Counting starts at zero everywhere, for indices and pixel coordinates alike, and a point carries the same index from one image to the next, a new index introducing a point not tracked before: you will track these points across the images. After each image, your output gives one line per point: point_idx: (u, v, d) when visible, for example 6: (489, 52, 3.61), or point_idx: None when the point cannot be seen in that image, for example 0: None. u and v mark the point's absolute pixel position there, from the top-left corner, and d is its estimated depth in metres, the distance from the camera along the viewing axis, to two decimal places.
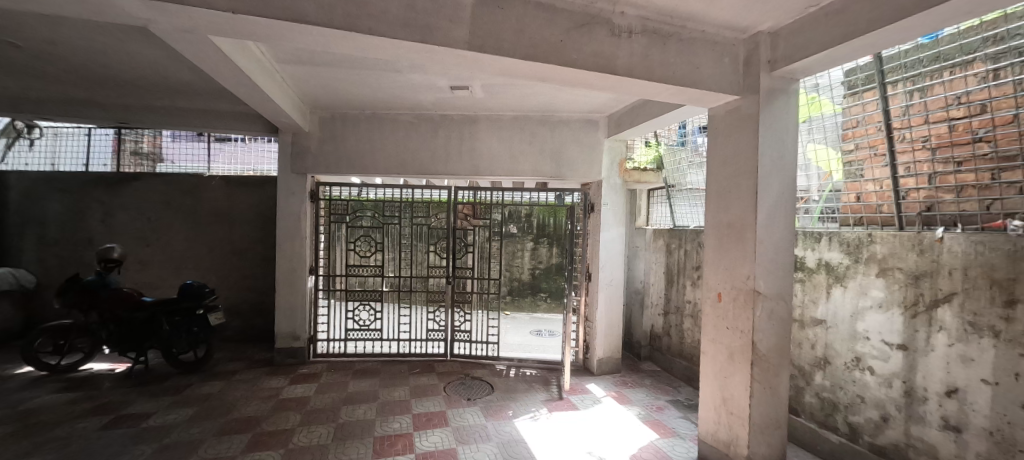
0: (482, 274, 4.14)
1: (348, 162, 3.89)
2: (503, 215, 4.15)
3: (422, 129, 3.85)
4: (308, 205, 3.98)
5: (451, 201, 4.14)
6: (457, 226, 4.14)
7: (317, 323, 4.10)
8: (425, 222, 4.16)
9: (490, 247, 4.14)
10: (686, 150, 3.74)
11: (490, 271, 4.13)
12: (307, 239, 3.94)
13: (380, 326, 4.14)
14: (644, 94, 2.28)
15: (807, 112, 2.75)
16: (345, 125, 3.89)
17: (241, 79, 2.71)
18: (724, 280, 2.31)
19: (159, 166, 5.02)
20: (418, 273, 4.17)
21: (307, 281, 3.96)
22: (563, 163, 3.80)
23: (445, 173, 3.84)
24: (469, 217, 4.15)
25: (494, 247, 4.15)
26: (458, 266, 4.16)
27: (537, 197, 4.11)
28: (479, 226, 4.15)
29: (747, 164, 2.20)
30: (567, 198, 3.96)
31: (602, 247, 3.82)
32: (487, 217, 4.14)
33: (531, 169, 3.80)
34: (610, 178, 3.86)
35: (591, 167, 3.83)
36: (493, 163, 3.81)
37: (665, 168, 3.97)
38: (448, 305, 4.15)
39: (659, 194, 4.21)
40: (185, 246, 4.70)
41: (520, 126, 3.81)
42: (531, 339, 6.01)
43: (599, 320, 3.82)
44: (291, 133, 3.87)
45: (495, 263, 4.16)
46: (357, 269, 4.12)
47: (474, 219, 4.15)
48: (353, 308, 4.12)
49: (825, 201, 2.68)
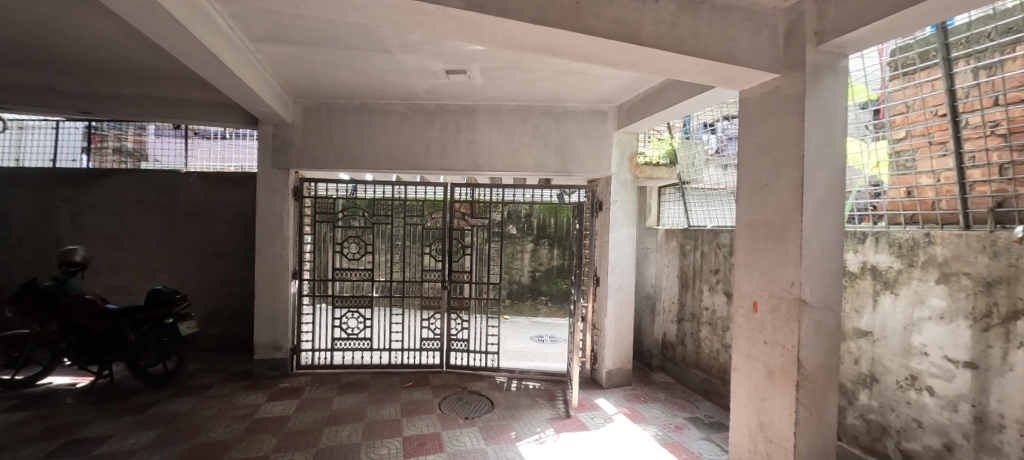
0: (481, 278, 3.83)
1: (335, 156, 3.56)
2: (503, 215, 3.84)
3: (415, 121, 3.53)
4: (291, 203, 3.64)
5: (447, 199, 3.82)
6: (454, 227, 3.82)
7: (301, 331, 3.77)
8: (419, 223, 3.84)
9: (489, 250, 3.83)
10: (701, 144, 3.42)
11: (490, 275, 3.82)
12: (290, 240, 3.61)
13: (370, 334, 3.81)
14: (670, 73, 1.98)
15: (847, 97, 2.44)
16: (332, 116, 3.56)
17: (207, 58, 2.38)
18: (762, 286, 2.01)
19: (144, 165, 4.65)
20: (411, 278, 3.84)
21: (289, 286, 3.62)
22: (569, 157, 3.48)
23: (441, 168, 3.52)
24: (466, 217, 3.83)
25: (494, 249, 3.84)
26: (455, 270, 3.84)
27: (540, 195, 3.79)
28: (477, 227, 3.83)
29: (789, 153, 1.89)
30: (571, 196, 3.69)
31: (611, 249, 3.49)
32: (486, 217, 3.83)
33: (534, 164, 3.49)
34: (620, 174, 3.53)
35: (599, 161, 3.50)
36: (493, 157, 3.50)
37: (678, 163, 3.65)
38: (445, 312, 3.83)
39: (671, 191, 3.89)
40: (159, 248, 4.35)
41: (521, 117, 3.49)
42: (532, 346, 5.71)
43: (608, 328, 3.49)
44: (273, 124, 3.55)
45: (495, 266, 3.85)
46: (345, 272, 3.80)
47: (472, 219, 3.83)
48: (341, 315, 3.79)
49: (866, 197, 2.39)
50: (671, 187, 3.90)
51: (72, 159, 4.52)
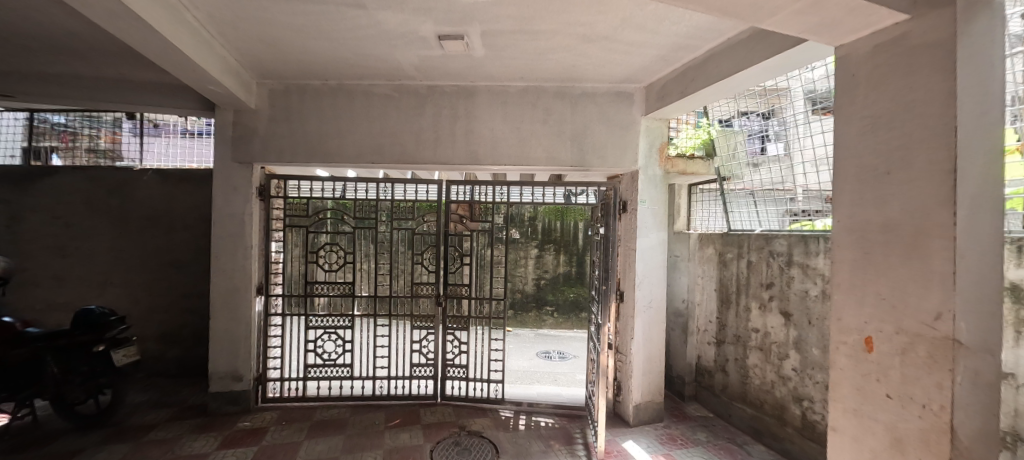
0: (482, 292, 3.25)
1: (307, 148, 2.96)
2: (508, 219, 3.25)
3: (403, 105, 2.94)
4: (256, 205, 3.04)
5: (441, 200, 3.23)
6: (450, 233, 3.24)
7: (269, 357, 3.16)
8: (409, 228, 3.24)
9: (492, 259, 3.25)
10: (743, 133, 2.91)
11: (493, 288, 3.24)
12: (254, 249, 3.01)
13: (350, 360, 3.20)
14: (753, 14, 1.39)
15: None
16: (304, 99, 2.97)
17: (121, 12, 1.80)
18: (882, 317, 1.43)
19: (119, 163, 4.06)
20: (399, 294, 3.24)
21: (253, 304, 3.02)
22: (588, 148, 2.89)
23: (434, 161, 2.93)
24: (464, 221, 3.24)
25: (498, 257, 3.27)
26: (450, 283, 3.25)
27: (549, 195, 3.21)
28: (476, 232, 3.25)
29: (931, 126, 1.31)
30: (580, 199, 3.18)
31: (639, 258, 2.89)
32: (488, 221, 3.23)
33: (545, 157, 2.90)
34: (649, 168, 2.93)
35: (624, 154, 2.89)
36: (496, 149, 2.91)
37: (717, 155, 3.09)
38: (439, 333, 3.23)
39: (709, 189, 3.34)
40: (108, 258, 3.74)
41: (530, 100, 2.91)
42: (538, 365, 5.11)
43: (636, 353, 2.89)
44: (233, 109, 2.96)
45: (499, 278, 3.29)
46: (321, 287, 3.19)
47: (472, 223, 3.24)
48: (315, 338, 3.18)
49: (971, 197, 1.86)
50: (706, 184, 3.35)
51: (9, 155, 3.92)
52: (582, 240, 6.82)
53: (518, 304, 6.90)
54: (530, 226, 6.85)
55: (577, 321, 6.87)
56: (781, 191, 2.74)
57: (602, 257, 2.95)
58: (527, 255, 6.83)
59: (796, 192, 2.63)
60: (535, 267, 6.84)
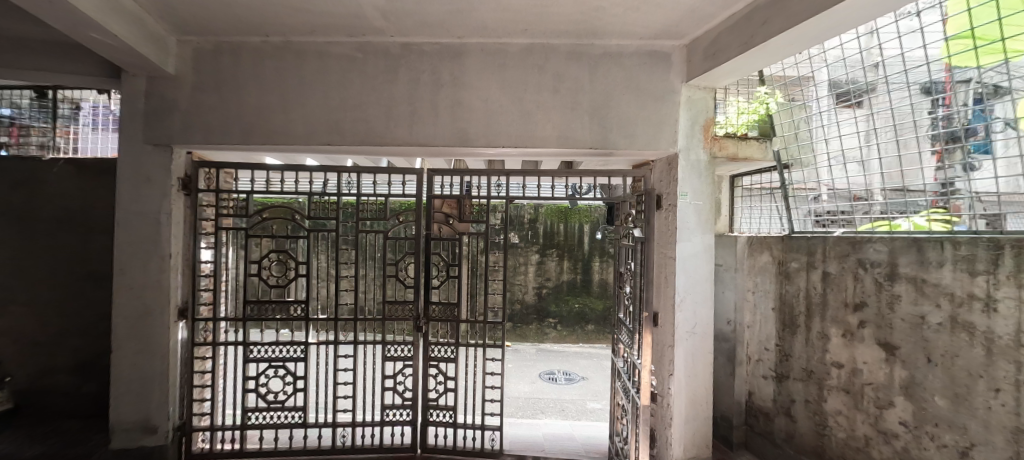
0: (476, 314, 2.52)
1: (243, 126, 2.24)
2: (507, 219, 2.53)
3: (369, 69, 2.23)
4: (177, 201, 2.31)
5: (422, 195, 2.51)
6: (430, 236, 2.49)
7: (196, 399, 2.43)
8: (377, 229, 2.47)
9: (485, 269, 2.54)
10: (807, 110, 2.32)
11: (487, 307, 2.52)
12: (174, 259, 2.29)
13: (302, 403, 2.46)
14: None
15: (969, 60, 1.68)
16: (239, 62, 2.26)
17: None
18: None
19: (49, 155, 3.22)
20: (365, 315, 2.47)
21: (173, 331, 2.29)
22: (612, 126, 2.20)
23: (410, 143, 2.22)
24: (449, 220, 2.51)
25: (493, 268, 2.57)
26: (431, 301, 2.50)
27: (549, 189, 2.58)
28: (464, 235, 2.52)
29: None
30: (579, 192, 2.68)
31: (680, 269, 2.19)
32: (479, 220, 2.51)
33: (556, 137, 2.20)
34: (691, 151, 2.23)
35: (659, 132, 2.20)
36: (491, 126, 2.21)
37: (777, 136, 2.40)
38: (418, 366, 2.49)
39: (755, 190, 2.76)
40: (10, 269, 2.99)
41: (536, 62, 2.21)
42: (542, 390, 4.41)
43: (676, 396, 2.19)
44: (146, 75, 2.25)
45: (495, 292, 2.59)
46: (263, 307, 2.43)
47: (460, 224, 2.53)
48: (256, 374, 2.44)
49: (948, 168, 1.79)
50: (749, 183, 2.81)
51: None
52: (589, 244, 6.15)
53: (518, 317, 6.18)
54: (530, 229, 6.13)
55: (582, 335, 6.18)
56: (801, 192, 2.41)
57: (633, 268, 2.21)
58: (527, 262, 6.12)
59: (821, 191, 2.32)
60: (536, 275, 6.14)
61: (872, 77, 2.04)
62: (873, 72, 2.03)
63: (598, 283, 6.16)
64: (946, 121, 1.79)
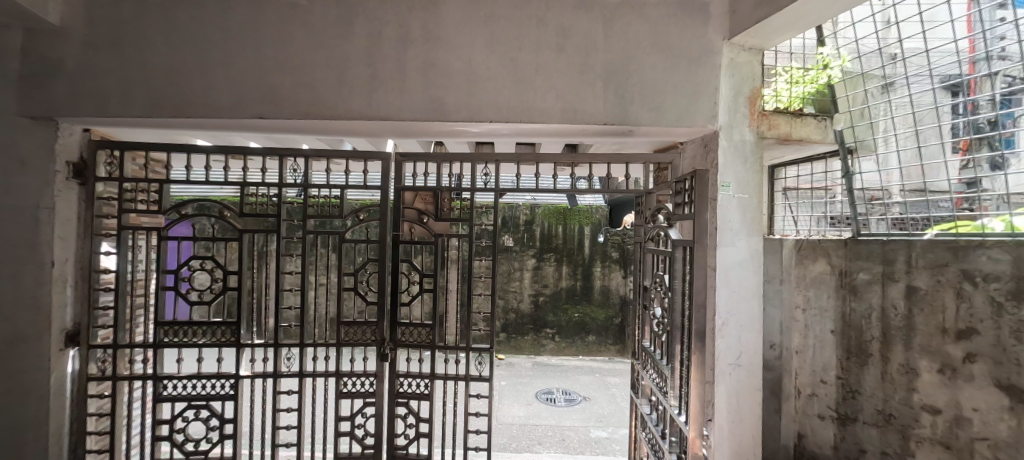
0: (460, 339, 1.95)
1: (148, 94, 1.70)
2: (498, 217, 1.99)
3: (316, 20, 1.70)
4: (63, 192, 1.76)
5: (389, 184, 1.95)
6: (399, 239, 1.95)
7: (94, 450, 1.87)
8: (330, 231, 1.92)
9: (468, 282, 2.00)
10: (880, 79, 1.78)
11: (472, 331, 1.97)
12: (58, 268, 1.74)
13: (233, 453, 1.90)
14: None
15: None
16: (145, 10, 1.72)
17: None
18: None
19: None
20: (313, 341, 1.90)
21: (57, 362, 1.74)
22: (633, 95, 1.69)
23: (369, 116, 1.69)
24: (424, 219, 1.95)
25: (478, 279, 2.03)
26: (398, 323, 1.95)
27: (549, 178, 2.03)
28: (442, 237, 1.96)
29: None
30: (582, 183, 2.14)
31: (721, 282, 1.68)
32: (460, 219, 1.95)
33: (561, 109, 1.68)
34: (734, 130, 1.72)
35: (694, 104, 1.69)
36: (474, 95, 1.69)
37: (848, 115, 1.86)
38: (383, 405, 1.93)
39: (799, 190, 2.30)
40: None
41: (535, 13, 1.70)
42: (539, 414, 3.87)
43: (717, 447, 1.67)
44: (23, 26, 1.71)
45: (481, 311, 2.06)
46: (182, 329, 1.87)
47: (437, 223, 1.97)
48: (173, 417, 1.87)
49: (973, 168, 1.52)
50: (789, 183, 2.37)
51: None
52: (590, 248, 5.64)
53: (512, 327, 5.64)
54: (526, 232, 5.62)
55: (583, 347, 5.63)
56: (818, 192, 2.16)
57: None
58: (522, 267, 5.61)
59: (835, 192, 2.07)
60: (532, 282, 5.62)
61: (887, 69, 1.75)
62: (889, 63, 1.74)
63: (600, 290, 5.65)
64: (971, 120, 1.51)
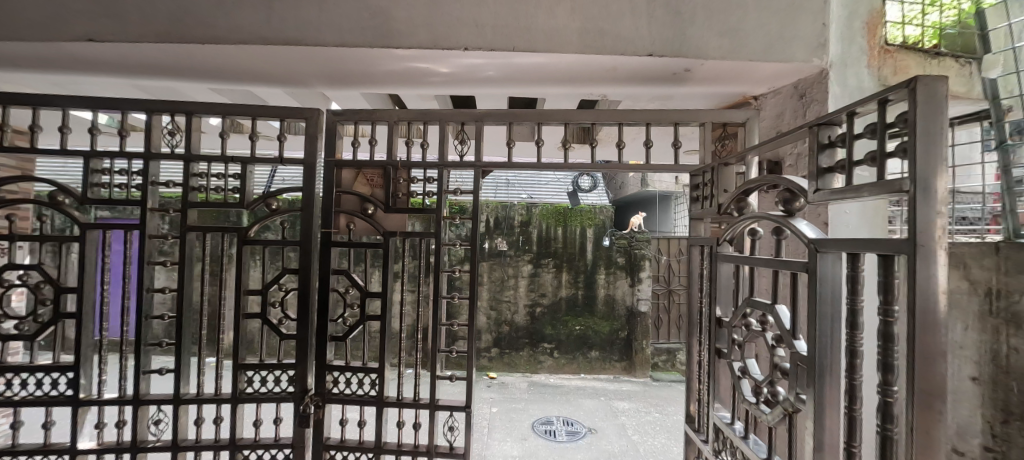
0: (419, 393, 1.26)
1: None
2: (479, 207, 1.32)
3: None
4: None
5: (314, 158, 1.28)
6: (330, 239, 1.28)
7: None
8: (224, 227, 1.26)
9: (433, 305, 1.31)
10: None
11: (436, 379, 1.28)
12: None
13: None
14: None
15: None
16: None
17: None
18: None
19: None
20: (196, 396, 1.24)
21: None
22: (694, 10, 1.05)
23: (264, 39, 1.04)
24: (366, 210, 1.27)
25: (448, 299, 1.35)
26: (328, 369, 1.27)
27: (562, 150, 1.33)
28: (394, 238, 1.28)
29: None
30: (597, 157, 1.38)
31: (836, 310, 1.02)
32: (420, 209, 1.27)
33: (577, 32, 1.04)
34: (847, 70, 1.10)
35: (791, 26, 1.05)
36: (436, 6, 1.04)
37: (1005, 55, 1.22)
38: None
39: None
40: None
41: None
42: (537, 453, 3.19)
43: None
44: None
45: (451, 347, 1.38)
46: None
47: (387, 216, 1.29)
48: None
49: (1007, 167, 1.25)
50: None
51: None
52: (593, 252, 4.99)
53: (506, 342, 4.97)
54: (522, 234, 4.97)
55: (586, 364, 4.96)
56: None
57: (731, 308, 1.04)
58: (517, 274, 4.96)
59: None
60: (529, 291, 4.97)
61: None
62: None
63: (604, 299, 4.99)
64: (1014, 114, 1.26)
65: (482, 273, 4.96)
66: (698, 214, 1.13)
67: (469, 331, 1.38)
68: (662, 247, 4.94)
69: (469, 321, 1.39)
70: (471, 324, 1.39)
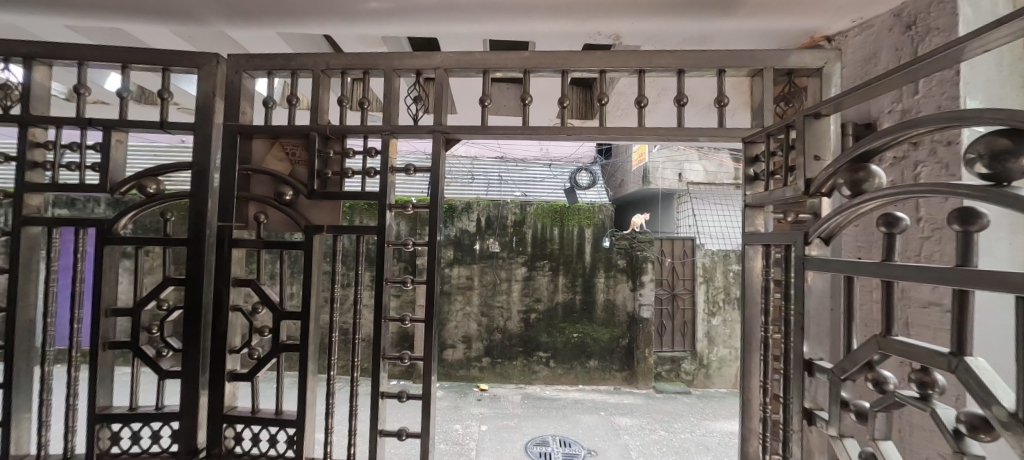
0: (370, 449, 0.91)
1: None
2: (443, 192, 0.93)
3: None
4: None
5: (207, 120, 0.90)
6: (231, 237, 0.90)
7: None
8: (76, 220, 0.89)
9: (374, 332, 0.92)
10: None
11: (377, 435, 0.90)
12: None
13: None
14: None
15: None
16: None
17: None
18: None
19: None
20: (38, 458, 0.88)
21: None
22: None
23: None
24: (279, 196, 0.89)
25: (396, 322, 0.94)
26: (225, 425, 0.90)
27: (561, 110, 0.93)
28: (321, 235, 0.90)
29: None
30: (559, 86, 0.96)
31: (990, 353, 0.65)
32: (355, 195, 0.89)
33: None
34: None
35: None
36: None
37: None
38: None
39: None
40: None
41: None
42: None
43: None
44: None
45: (396, 392, 0.92)
46: None
47: (312, 205, 0.91)
48: None
49: None
50: None
51: None
52: (591, 254, 4.62)
53: (498, 351, 4.59)
54: (515, 234, 4.61)
55: (584, 374, 4.59)
56: None
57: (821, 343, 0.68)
58: (511, 277, 4.59)
59: None
60: (522, 295, 4.60)
61: None
62: None
63: (604, 305, 4.61)
64: None
65: (473, 276, 4.60)
66: (763, 199, 0.76)
67: (424, 366, 0.97)
68: (665, 249, 4.73)
69: (427, 352, 0.98)
70: (427, 357, 0.97)
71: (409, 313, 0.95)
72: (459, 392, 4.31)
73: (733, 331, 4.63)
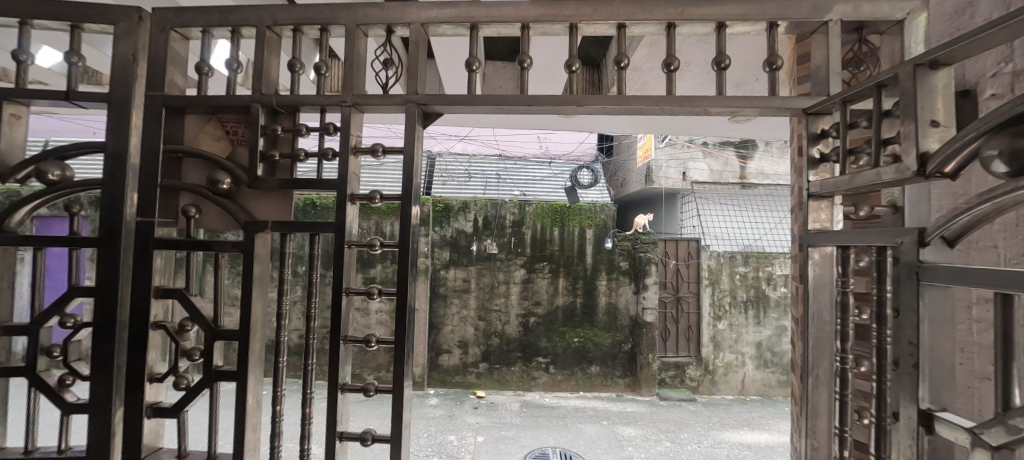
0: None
1: None
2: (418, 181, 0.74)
3: None
4: None
5: (123, 86, 0.71)
6: (152, 236, 0.72)
7: None
8: None
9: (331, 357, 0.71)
10: None
11: None
12: None
13: None
14: None
15: None
16: None
17: None
18: None
19: None
20: None
21: None
22: None
23: None
24: (212, 184, 0.71)
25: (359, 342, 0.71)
26: None
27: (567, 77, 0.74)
28: (265, 233, 0.71)
29: None
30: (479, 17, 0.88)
31: None
32: (307, 183, 0.70)
33: None
34: None
35: None
36: None
37: None
38: None
39: None
40: None
41: None
42: None
43: None
44: None
45: (358, 433, 0.71)
46: None
47: (256, 196, 0.73)
48: None
49: None
50: None
51: None
52: (592, 255, 4.43)
53: (496, 356, 4.40)
54: (513, 235, 4.42)
55: (585, 380, 4.40)
56: None
57: (931, 381, 0.49)
58: (509, 280, 4.41)
59: None
60: (521, 299, 4.41)
61: None
62: None
63: (606, 309, 4.43)
64: None
65: (469, 279, 4.41)
66: (839, 186, 0.58)
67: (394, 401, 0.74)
68: (669, 251, 4.51)
69: (399, 383, 0.74)
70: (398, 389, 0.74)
71: (375, 333, 0.69)
72: (455, 399, 4.12)
73: (740, 336, 4.41)
